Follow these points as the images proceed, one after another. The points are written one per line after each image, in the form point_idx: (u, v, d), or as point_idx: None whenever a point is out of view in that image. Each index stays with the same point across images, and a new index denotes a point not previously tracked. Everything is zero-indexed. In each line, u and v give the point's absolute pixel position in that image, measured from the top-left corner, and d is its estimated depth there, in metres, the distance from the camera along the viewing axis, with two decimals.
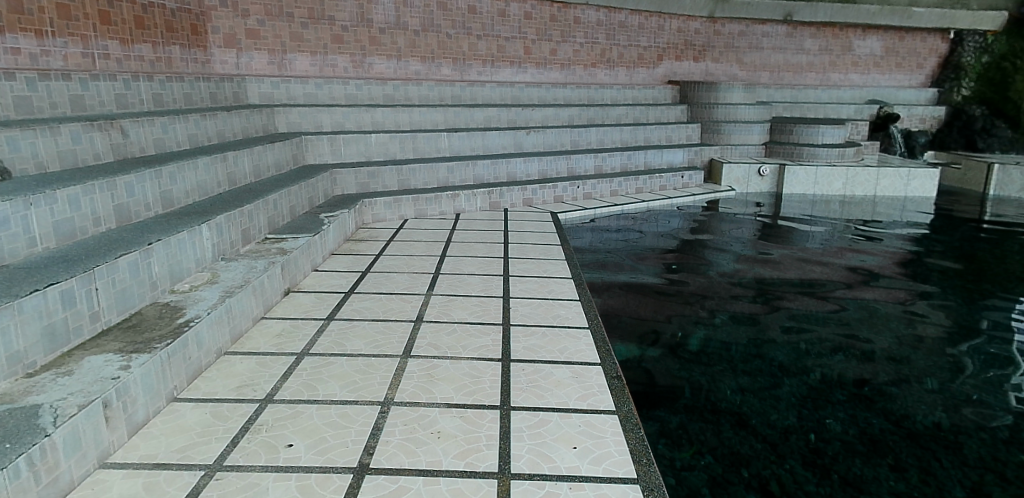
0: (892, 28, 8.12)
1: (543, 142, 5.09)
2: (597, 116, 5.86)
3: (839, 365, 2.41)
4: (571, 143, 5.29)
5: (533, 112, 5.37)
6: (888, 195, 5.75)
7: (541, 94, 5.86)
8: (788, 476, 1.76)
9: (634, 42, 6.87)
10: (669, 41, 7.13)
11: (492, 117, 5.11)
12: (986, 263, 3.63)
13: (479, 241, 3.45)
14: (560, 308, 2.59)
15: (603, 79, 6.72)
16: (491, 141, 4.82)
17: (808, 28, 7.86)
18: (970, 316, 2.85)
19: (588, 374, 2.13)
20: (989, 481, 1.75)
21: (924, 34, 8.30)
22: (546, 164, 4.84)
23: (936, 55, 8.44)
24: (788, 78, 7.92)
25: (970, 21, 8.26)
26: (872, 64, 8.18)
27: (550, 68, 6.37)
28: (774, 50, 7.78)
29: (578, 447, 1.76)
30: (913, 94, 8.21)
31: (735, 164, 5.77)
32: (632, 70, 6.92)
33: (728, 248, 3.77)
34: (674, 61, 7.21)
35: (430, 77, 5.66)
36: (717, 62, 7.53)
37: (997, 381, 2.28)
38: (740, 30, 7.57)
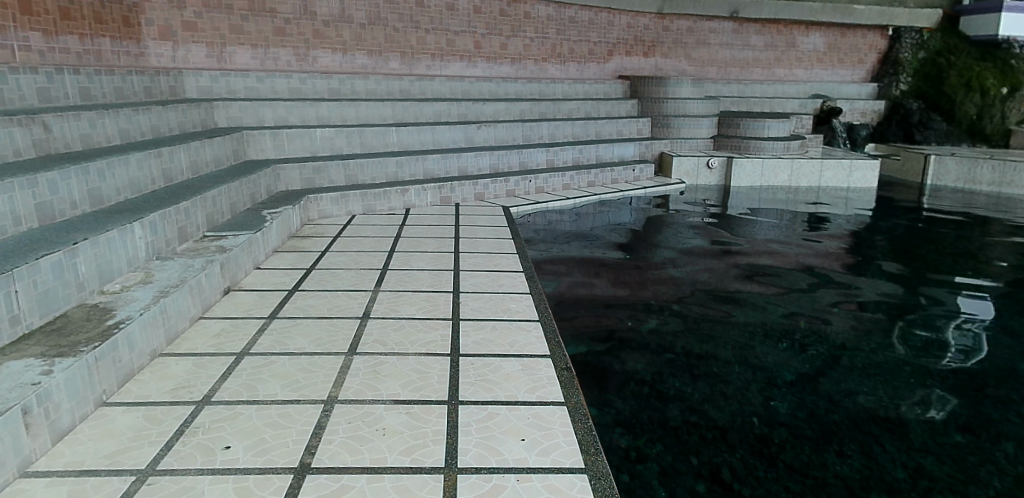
0: (834, 25, 8.37)
1: (494, 136, 5.11)
2: (549, 110, 5.87)
3: (786, 353, 2.46)
4: (522, 137, 5.31)
5: (483, 107, 5.37)
6: (831, 186, 5.94)
7: (491, 88, 5.86)
8: (736, 462, 1.79)
9: (585, 38, 6.93)
10: (620, 37, 7.21)
11: (442, 112, 5.08)
12: (924, 249, 3.80)
13: (429, 236, 3.41)
14: (512, 302, 2.58)
15: (555, 74, 6.79)
16: (441, 135, 4.78)
17: (754, 25, 8.04)
18: (909, 302, 2.96)
19: (538, 366, 2.12)
20: (927, 462, 1.80)
21: (864, 31, 8.57)
22: (498, 158, 4.82)
23: (876, 50, 8.73)
24: (735, 74, 8.09)
25: (908, 18, 8.60)
26: (815, 60, 8.43)
27: (501, 63, 6.39)
28: (721, 46, 7.93)
29: (526, 439, 1.74)
30: (855, 89, 8.51)
31: (684, 157, 5.85)
32: (583, 65, 6.98)
33: (680, 240, 3.82)
34: (624, 57, 7.30)
35: (378, 71, 5.60)
36: (666, 58, 7.64)
37: (931, 365, 2.37)
38: (688, 27, 7.70)
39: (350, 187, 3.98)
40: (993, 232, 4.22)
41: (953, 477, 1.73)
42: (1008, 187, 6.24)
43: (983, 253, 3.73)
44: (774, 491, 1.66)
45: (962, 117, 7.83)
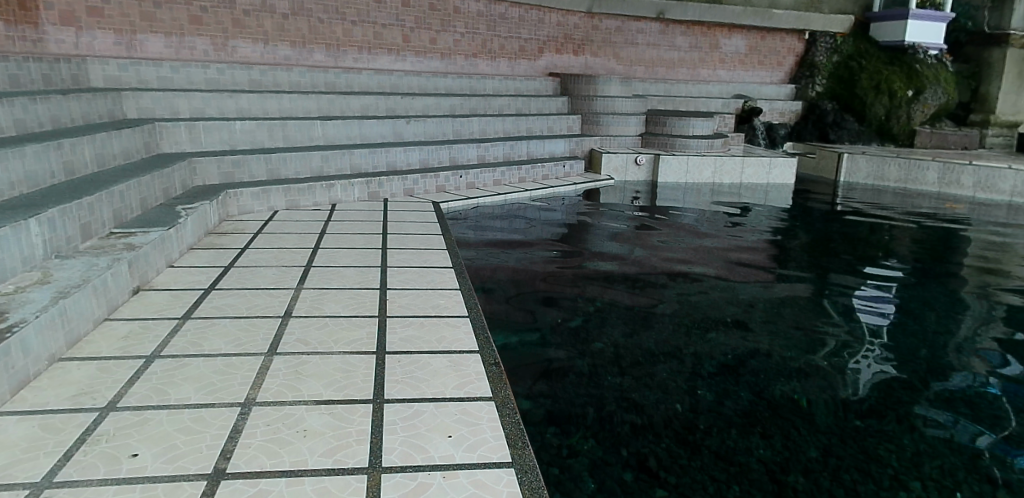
0: (754, 28, 8.72)
1: (424, 131, 5.05)
2: (480, 106, 5.87)
3: (710, 343, 2.55)
4: (453, 132, 5.28)
5: (413, 101, 5.30)
6: (752, 182, 6.22)
7: (421, 83, 5.81)
8: (663, 451, 1.83)
9: (515, 34, 6.98)
10: (550, 35, 7.30)
11: (370, 106, 5.00)
12: (836, 242, 4.04)
13: (356, 232, 3.35)
14: (441, 298, 2.56)
15: (486, 70, 6.79)
16: (369, 130, 4.71)
17: (679, 26, 8.28)
18: (825, 294, 3.14)
19: (466, 362, 2.11)
20: (838, 442, 1.91)
21: (782, 35, 9.00)
22: (428, 153, 4.78)
23: (794, 54, 9.17)
24: (662, 74, 8.32)
25: (823, 24, 8.94)
26: (737, 61, 8.78)
27: (431, 57, 6.33)
28: (649, 46, 8.14)
29: (453, 436, 1.73)
30: (774, 90, 8.93)
31: (613, 153, 5.97)
32: (513, 62, 7.02)
33: (610, 235, 3.90)
34: (554, 54, 7.39)
35: (301, 63, 5.47)
36: (596, 56, 7.77)
37: (845, 353, 2.52)
38: (616, 26, 7.85)
39: (273, 182, 3.86)
40: (898, 227, 4.53)
41: (861, 456, 1.84)
42: (914, 184, 6.72)
43: (889, 247, 4.00)
44: (698, 478, 1.71)
45: (872, 118, 8.36)
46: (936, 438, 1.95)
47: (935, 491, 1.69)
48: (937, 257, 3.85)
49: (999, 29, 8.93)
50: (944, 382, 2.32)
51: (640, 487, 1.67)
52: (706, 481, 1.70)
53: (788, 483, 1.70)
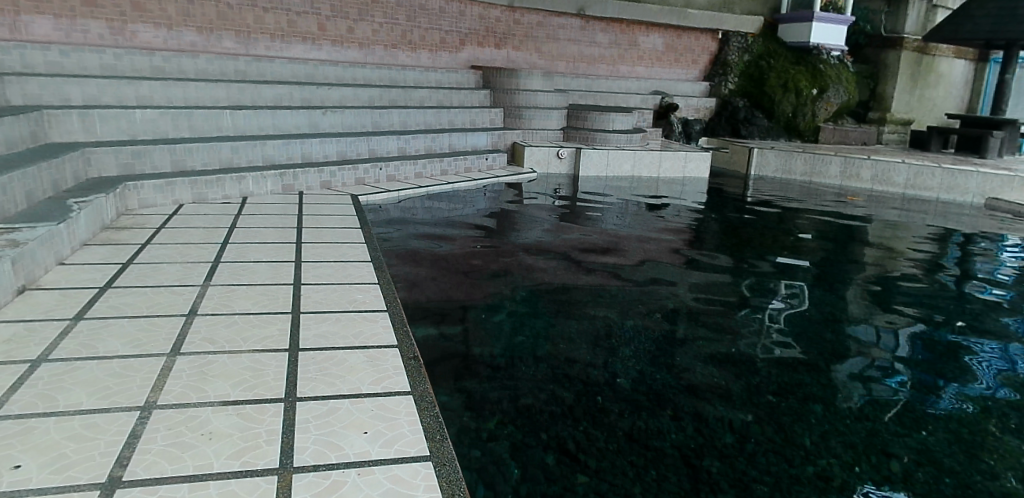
0: (670, 27, 9.02)
1: (341, 122, 4.95)
2: (400, 97, 5.80)
3: (629, 331, 2.63)
4: (372, 124, 5.19)
5: (329, 92, 5.19)
6: (669, 175, 6.50)
7: (337, 73, 5.67)
8: (582, 435, 1.87)
9: (436, 26, 6.91)
10: (471, 27, 7.27)
11: (283, 96, 4.85)
12: (747, 233, 4.26)
13: (269, 226, 3.24)
14: (358, 292, 2.51)
15: (407, 61, 6.71)
16: (283, 120, 4.57)
17: (599, 23, 8.43)
18: (738, 282, 3.30)
19: (384, 357, 2.08)
20: (748, 423, 2.01)
21: (696, 33, 9.34)
22: (346, 145, 4.68)
23: (708, 52, 9.55)
24: (582, 69, 8.46)
25: (734, 24, 9.39)
26: (655, 58, 9.05)
27: (348, 47, 6.21)
28: (569, 42, 8.25)
29: (369, 432, 1.70)
30: (689, 87, 9.26)
31: (535, 147, 6.02)
32: (434, 53, 6.96)
33: (532, 228, 3.95)
34: (476, 47, 7.37)
35: (209, 50, 5.26)
36: (517, 50, 7.81)
37: (757, 339, 2.65)
38: (538, 21, 7.91)
39: (178, 174, 3.67)
40: (802, 218, 4.81)
41: (768, 435, 1.94)
42: (818, 177, 7.16)
43: (794, 237, 4.25)
44: (617, 462, 1.75)
45: (780, 115, 8.87)
46: (836, 415, 2.08)
47: (835, 465, 1.81)
48: (837, 246, 4.12)
49: (893, 32, 9.62)
50: (843, 363, 2.48)
51: (561, 471, 1.70)
52: (625, 466, 1.74)
53: (702, 466, 1.77)
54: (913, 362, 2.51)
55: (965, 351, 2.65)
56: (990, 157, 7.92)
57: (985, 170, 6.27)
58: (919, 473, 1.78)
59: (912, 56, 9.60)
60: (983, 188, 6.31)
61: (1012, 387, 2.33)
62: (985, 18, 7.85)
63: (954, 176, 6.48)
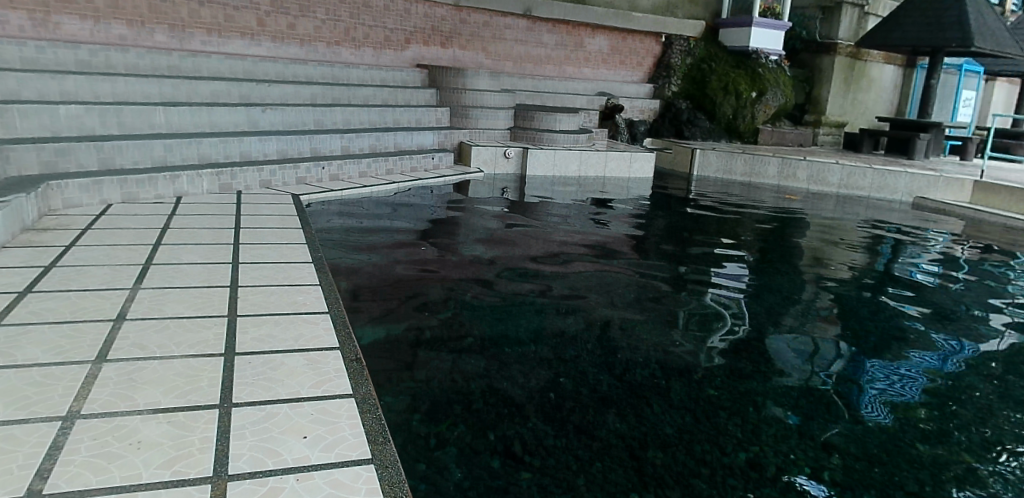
0: (615, 29, 9.14)
1: (282, 120, 4.85)
2: (343, 95, 5.72)
3: (575, 330, 2.66)
4: (314, 122, 5.11)
5: (269, 89, 5.08)
6: (615, 175, 6.63)
7: (278, 70, 5.54)
8: (530, 435, 1.88)
9: (380, 23, 6.84)
10: (417, 25, 7.21)
11: (220, 93, 4.73)
12: (690, 232, 4.39)
13: (204, 227, 3.14)
14: (298, 294, 2.46)
15: (350, 59, 6.63)
16: (219, 118, 4.45)
17: (546, 23, 8.49)
18: (682, 280, 3.40)
19: (325, 360, 2.04)
20: (690, 418, 2.06)
21: (640, 36, 9.48)
22: (286, 143, 4.59)
23: (651, 55, 9.69)
24: (529, 70, 8.51)
25: (677, 27, 9.56)
26: (600, 60, 9.18)
27: (288, 43, 6.11)
28: (516, 42, 8.28)
29: (309, 436, 1.66)
30: (634, 88, 9.40)
31: (482, 147, 6.03)
32: (379, 51, 6.88)
33: (479, 228, 3.95)
34: (421, 46, 7.31)
35: (139, 44, 5.11)
36: (464, 49, 7.77)
37: (700, 335, 2.74)
38: (484, 21, 7.90)
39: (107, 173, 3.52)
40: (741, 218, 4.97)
41: (710, 429, 2.00)
42: (757, 177, 7.40)
43: (735, 236, 4.39)
44: (564, 459, 1.77)
45: (721, 117, 9.12)
46: (773, 407, 2.16)
47: (772, 455, 1.87)
48: (774, 244, 4.27)
49: (829, 39, 10.03)
50: (783, 358, 2.57)
51: (507, 469, 1.71)
52: (572, 462, 1.76)
53: (646, 457, 1.81)
54: (846, 356, 2.64)
55: (897, 346, 2.78)
56: (916, 158, 8.29)
57: (913, 171, 6.71)
58: (849, 460, 1.87)
59: (845, 62, 10.04)
60: (912, 187, 6.74)
61: (937, 379, 2.46)
62: (911, 26, 8.28)
63: (884, 177, 6.86)
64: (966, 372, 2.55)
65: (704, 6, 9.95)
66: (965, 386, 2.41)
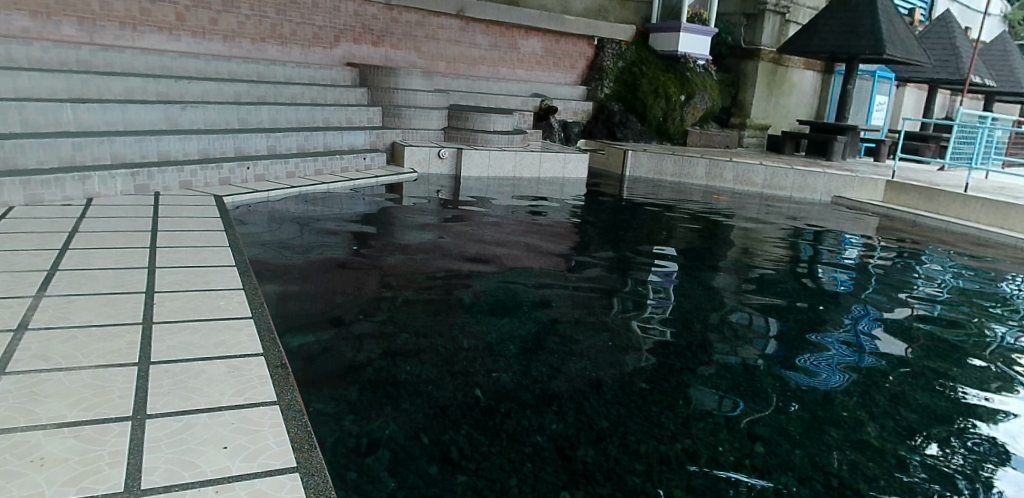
0: (549, 31, 9.23)
1: (203, 119, 4.69)
2: (269, 93, 5.58)
3: (508, 328, 2.69)
4: (238, 121, 4.95)
5: (189, 86, 4.92)
6: (549, 176, 6.72)
7: (198, 66, 5.36)
8: (464, 438, 1.88)
9: (307, 20, 6.70)
10: (346, 23, 7.10)
11: (135, 89, 4.52)
12: (622, 231, 4.51)
13: (118, 230, 3.00)
14: (219, 300, 2.39)
15: (276, 56, 6.48)
16: (135, 115, 4.25)
17: (479, 24, 8.50)
18: (615, 278, 3.48)
19: (248, 367, 1.98)
20: (624, 412, 2.11)
21: (574, 39, 9.62)
22: (208, 142, 4.44)
23: (584, 58, 9.83)
24: (463, 70, 8.50)
25: (609, 31, 9.74)
26: (534, 62, 9.25)
27: (209, 39, 5.93)
28: (449, 42, 8.24)
29: (229, 447, 1.60)
30: (568, 90, 9.55)
31: (415, 147, 6.00)
32: (307, 49, 6.76)
33: (413, 229, 3.93)
34: (351, 44, 7.20)
35: (44, 37, 4.83)
36: (396, 48, 7.69)
37: (633, 330, 2.81)
38: (417, 20, 7.82)
39: (8, 173, 3.29)
40: (671, 217, 5.13)
41: (642, 424, 2.04)
42: (687, 177, 7.65)
43: (665, 235, 4.52)
44: (498, 462, 1.77)
45: (652, 119, 9.42)
46: (701, 401, 2.23)
47: (699, 446, 1.94)
48: (703, 243, 4.42)
49: (752, 45, 10.47)
50: (713, 352, 2.67)
51: (443, 476, 1.69)
52: (506, 464, 1.77)
53: (576, 456, 1.83)
54: (771, 347, 2.77)
55: (818, 338, 2.94)
56: (835, 160, 8.79)
57: (831, 172, 7.19)
58: (772, 449, 1.95)
59: (768, 67, 10.50)
60: (830, 187, 7.20)
61: (852, 368, 2.62)
62: (829, 34, 8.73)
63: (804, 177, 7.24)
64: (878, 362, 2.71)
65: (634, 11, 10.24)
66: (877, 374, 2.58)
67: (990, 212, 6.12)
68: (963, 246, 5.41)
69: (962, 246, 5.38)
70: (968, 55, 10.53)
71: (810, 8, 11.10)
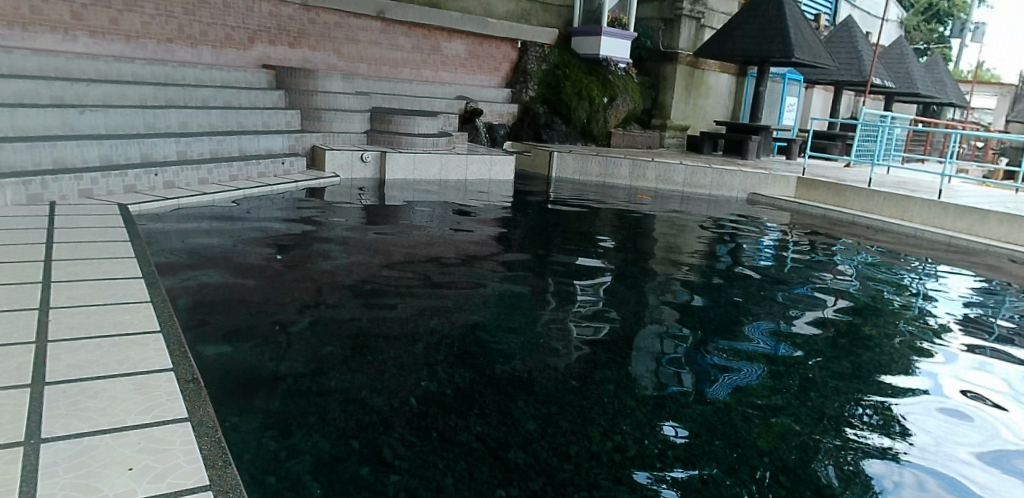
0: (472, 34, 9.27)
1: (104, 123, 4.45)
2: (178, 96, 5.37)
3: (436, 332, 2.69)
4: (144, 125, 4.73)
5: (88, 89, 4.67)
6: (476, 178, 6.75)
7: (98, 67, 5.10)
8: (393, 442, 1.85)
9: (218, 21, 6.47)
10: (261, 24, 6.90)
11: (25, 93, 4.24)
12: (548, 231, 4.59)
13: (7, 243, 2.80)
14: (124, 314, 2.27)
15: (185, 58, 6.23)
16: (26, 120, 3.98)
17: (401, 26, 8.41)
18: (542, 278, 3.55)
19: (157, 383, 1.89)
20: (554, 410, 2.16)
21: (497, 42, 9.69)
22: (111, 148, 4.22)
23: (508, 60, 9.92)
24: (386, 73, 8.39)
25: (532, 34, 9.89)
26: (458, 64, 9.25)
27: (110, 39, 5.65)
28: (370, 43, 8.12)
29: (135, 467, 1.50)
30: (493, 93, 9.61)
31: (336, 151, 5.92)
32: (219, 50, 6.53)
33: (336, 235, 3.87)
34: (267, 45, 7.00)
35: None
36: (314, 50, 7.53)
37: (563, 328, 2.89)
38: (336, 21, 7.68)
39: None
40: (597, 217, 5.25)
41: (572, 421, 2.09)
42: (612, 177, 7.87)
43: (591, 235, 4.64)
44: (426, 465, 1.76)
45: (576, 121, 9.60)
46: (629, 395, 2.30)
47: (627, 440, 1.99)
48: (628, 241, 4.57)
49: (669, 48, 10.86)
50: (641, 348, 2.75)
51: (375, 478, 1.67)
52: (435, 466, 1.76)
53: (508, 457, 1.84)
54: (695, 341, 2.89)
55: (737, 329, 3.09)
56: (749, 159, 9.21)
57: (746, 171, 7.56)
58: (694, 437, 2.03)
59: (685, 70, 10.93)
60: (746, 185, 7.57)
61: (770, 356, 2.77)
62: (743, 38, 9.16)
63: (721, 175, 7.59)
64: (791, 350, 2.88)
65: (557, 15, 10.46)
66: (790, 361, 2.74)
67: (890, 204, 6.59)
68: (867, 237, 5.81)
69: (868, 237, 5.77)
70: (869, 58, 11.30)
71: (723, 14, 11.62)
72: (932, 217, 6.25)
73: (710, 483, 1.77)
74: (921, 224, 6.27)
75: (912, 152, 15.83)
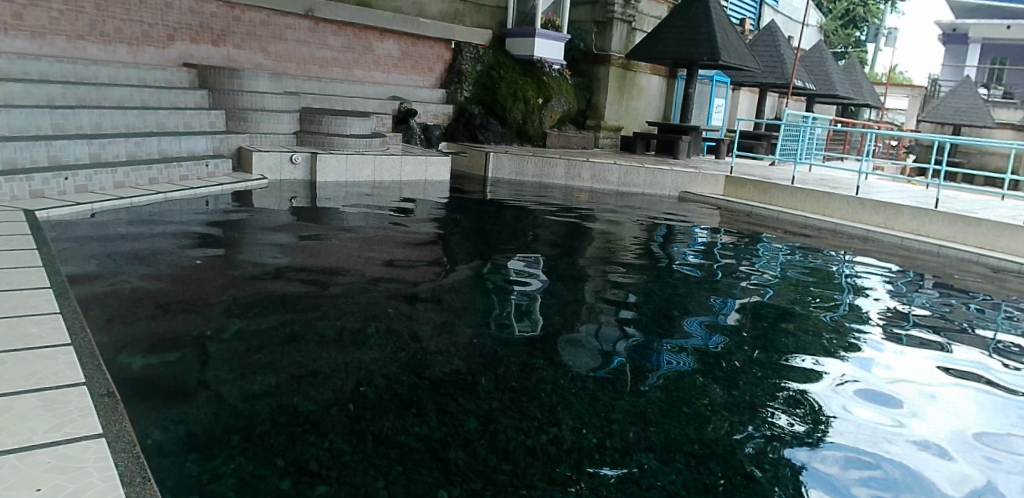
0: (405, 34, 9.18)
1: (6, 124, 4.17)
2: (89, 95, 5.10)
3: (370, 336, 2.66)
4: (51, 127, 4.47)
5: None
6: (411, 179, 6.71)
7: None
8: (324, 451, 1.81)
9: (134, 18, 6.17)
10: (181, 21, 6.63)
11: None
12: (483, 231, 4.63)
13: None
14: (30, 327, 2.15)
15: (97, 55, 5.91)
16: None
17: (331, 25, 8.24)
18: (478, 278, 3.57)
19: (67, 398, 1.80)
20: (493, 408, 2.18)
21: (431, 42, 9.64)
22: (14, 150, 3.95)
23: (443, 61, 9.89)
24: (316, 72, 8.21)
25: (466, 35, 9.89)
26: (391, 64, 9.13)
27: (11, 35, 5.29)
28: (299, 42, 7.91)
29: (44, 488, 1.41)
30: (428, 93, 9.54)
31: (264, 153, 5.78)
32: (135, 48, 6.23)
33: (264, 239, 3.77)
34: (188, 43, 6.72)
35: None
36: (239, 49, 7.29)
37: (500, 328, 2.91)
38: (261, 20, 7.46)
39: None
40: (532, 217, 5.33)
41: (511, 417, 2.12)
42: (548, 178, 7.97)
43: (526, 234, 4.70)
44: (359, 471, 1.73)
45: (512, 121, 9.67)
46: (566, 392, 2.34)
47: (566, 434, 2.03)
48: (563, 240, 4.65)
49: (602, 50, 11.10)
50: (584, 345, 2.81)
51: (307, 488, 1.63)
52: (368, 472, 1.73)
53: (451, 458, 1.84)
54: (632, 336, 2.97)
55: (668, 323, 3.20)
56: (681, 157, 9.61)
57: (677, 170, 7.81)
58: (629, 427, 2.10)
59: (619, 71, 11.20)
60: (677, 183, 7.83)
61: (699, 348, 2.89)
62: (673, 40, 9.45)
63: (654, 174, 7.82)
64: (718, 341, 3.01)
65: (492, 16, 10.50)
66: (719, 352, 2.86)
67: (812, 200, 6.95)
68: (791, 231, 6.11)
69: (791, 232, 6.09)
70: (791, 61, 11.84)
71: (653, 17, 11.96)
72: (851, 213, 6.63)
73: (647, 473, 1.83)
74: (841, 219, 6.65)
75: (833, 150, 16.74)
